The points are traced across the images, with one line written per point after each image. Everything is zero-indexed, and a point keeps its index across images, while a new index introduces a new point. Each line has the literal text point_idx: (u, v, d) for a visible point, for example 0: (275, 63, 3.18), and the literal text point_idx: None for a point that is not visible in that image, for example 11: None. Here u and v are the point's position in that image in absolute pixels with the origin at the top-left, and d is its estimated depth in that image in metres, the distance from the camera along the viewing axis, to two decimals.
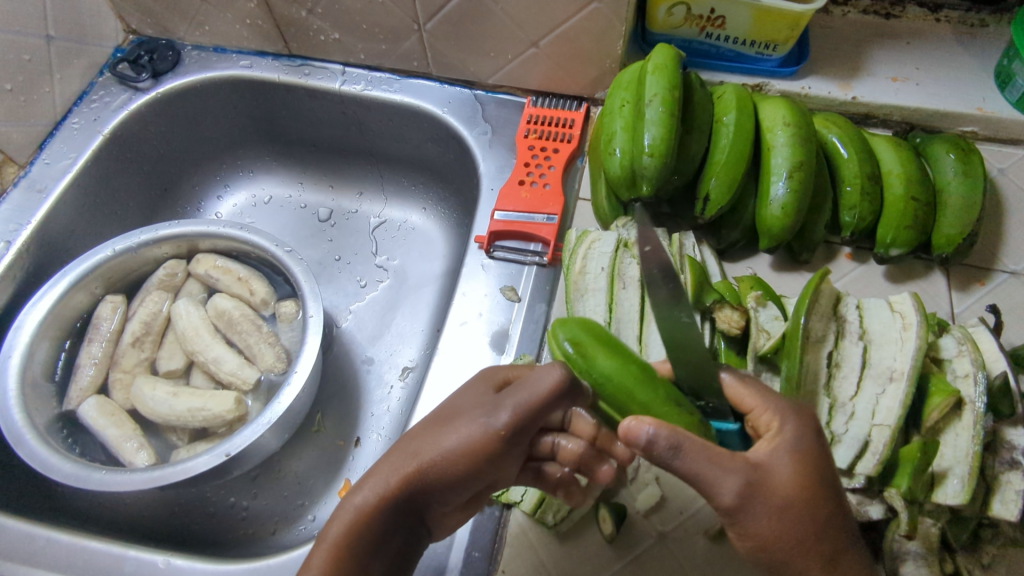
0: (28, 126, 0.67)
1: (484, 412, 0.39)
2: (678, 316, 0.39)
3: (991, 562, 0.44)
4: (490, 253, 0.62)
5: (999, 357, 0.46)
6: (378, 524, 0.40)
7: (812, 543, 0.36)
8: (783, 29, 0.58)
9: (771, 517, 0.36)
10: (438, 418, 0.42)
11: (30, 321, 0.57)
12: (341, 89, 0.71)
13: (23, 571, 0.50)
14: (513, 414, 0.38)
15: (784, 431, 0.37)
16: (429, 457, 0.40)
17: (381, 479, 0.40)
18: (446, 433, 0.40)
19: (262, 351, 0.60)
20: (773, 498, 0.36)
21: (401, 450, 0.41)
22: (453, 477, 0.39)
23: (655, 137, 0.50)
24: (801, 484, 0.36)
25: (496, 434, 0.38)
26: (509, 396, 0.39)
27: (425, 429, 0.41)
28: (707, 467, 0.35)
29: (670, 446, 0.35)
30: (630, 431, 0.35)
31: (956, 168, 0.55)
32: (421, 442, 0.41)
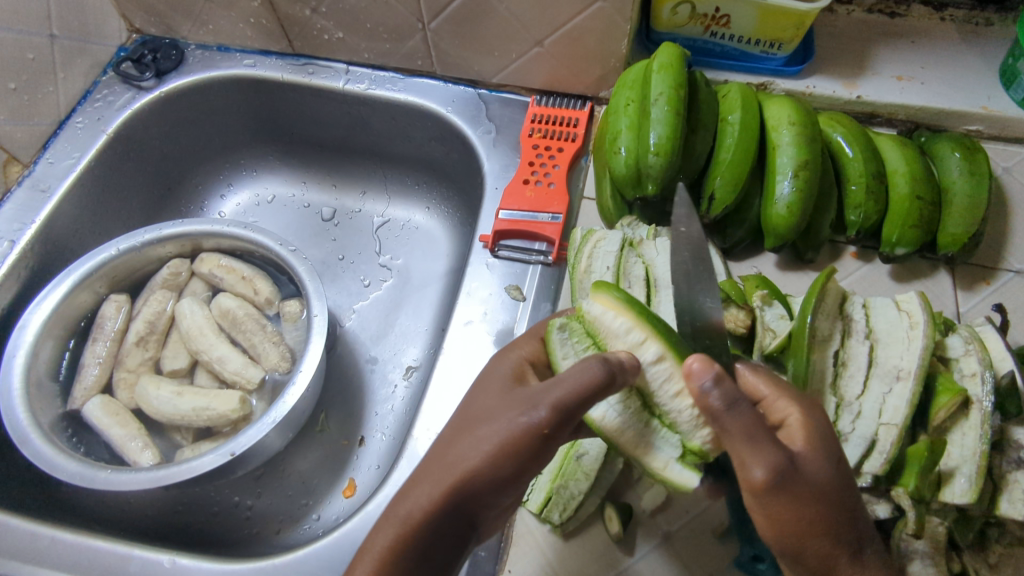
0: (32, 125, 0.66)
1: (521, 412, 0.38)
2: (701, 304, 0.39)
3: (998, 562, 0.44)
4: (494, 252, 0.62)
5: (1006, 356, 0.46)
6: (430, 532, 0.39)
7: (840, 526, 0.37)
8: (788, 28, 0.58)
9: (811, 491, 0.36)
10: (471, 420, 0.41)
11: (35, 320, 0.57)
12: (344, 88, 0.71)
13: (29, 570, 0.50)
14: (551, 411, 0.37)
15: (806, 413, 0.39)
16: (470, 462, 0.39)
17: (423, 491, 0.40)
18: (483, 436, 0.39)
19: (266, 350, 0.60)
20: (811, 473, 0.36)
21: (440, 458, 0.41)
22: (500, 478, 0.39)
23: (660, 136, 0.50)
24: (830, 465, 0.37)
25: (537, 431, 0.38)
26: (545, 393, 0.38)
27: (461, 434, 0.41)
28: (755, 432, 0.35)
29: (726, 401, 0.35)
30: (693, 370, 0.35)
31: (961, 168, 0.55)
32: (459, 450, 0.40)
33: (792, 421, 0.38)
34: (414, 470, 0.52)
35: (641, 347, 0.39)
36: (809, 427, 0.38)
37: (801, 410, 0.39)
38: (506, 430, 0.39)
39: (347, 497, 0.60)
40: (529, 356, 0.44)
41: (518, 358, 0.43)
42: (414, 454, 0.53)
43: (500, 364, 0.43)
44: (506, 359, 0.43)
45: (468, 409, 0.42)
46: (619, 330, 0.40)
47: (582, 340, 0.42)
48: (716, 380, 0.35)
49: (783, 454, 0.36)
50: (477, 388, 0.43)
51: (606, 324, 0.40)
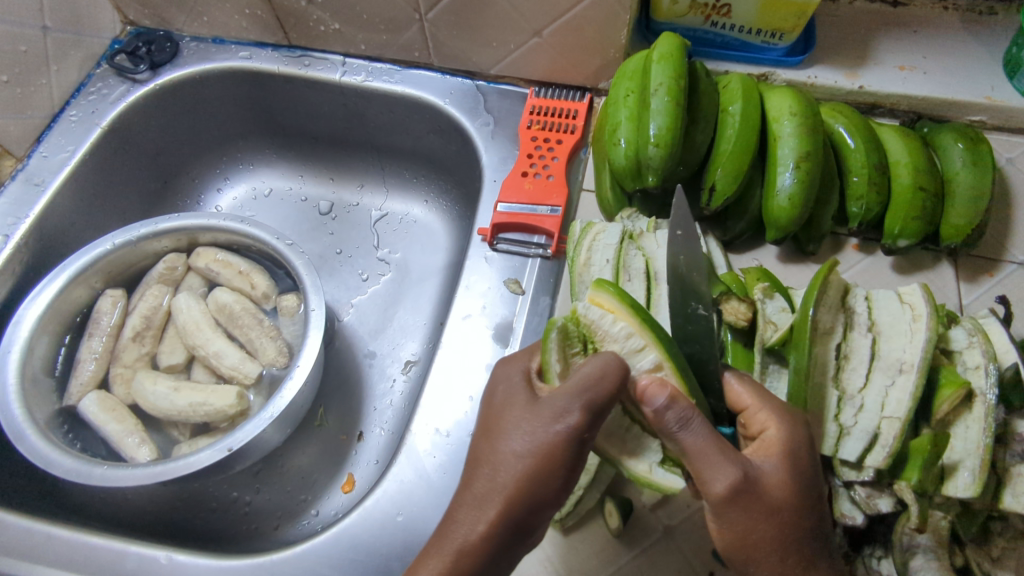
0: (25, 118, 0.66)
1: (551, 422, 0.38)
2: (693, 309, 0.41)
3: (1000, 555, 0.44)
4: (493, 245, 0.61)
5: (1010, 349, 0.45)
6: (488, 554, 0.39)
7: (791, 547, 0.38)
8: (790, 18, 0.57)
9: (761, 512, 0.37)
10: (498, 436, 0.40)
11: (29, 315, 0.57)
12: (341, 80, 0.70)
13: (25, 567, 0.49)
14: (578, 413, 0.38)
15: (780, 433, 0.38)
16: (509, 480, 0.39)
17: (469, 519, 0.40)
18: (517, 453, 0.39)
19: (264, 345, 0.60)
20: (766, 494, 0.37)
21: (478, 479, 0.40)
22: (549, 486, 0.39)
23: (661, 126, 0.49)
24: (791, 486, 0.38)
25: (573, 435, 0.38)
26: (570, 397, 0.38)
27: (490, 453, 0.41)
28: (706, 452, 0.36)
29: (679, 420, 0.36)
30: (647, 390, 0.36)
31: (964, 158, 0.55)
32: (494, 470, 0.40)
33: (765, 440, 0.38)
34: (413, 465, 0.52)
35: (637, 355, 0.40)
36: (782, 445, 0.38)
37: (776, 430, 0.38)
38: (541, 441, 0.39)
39: (346, 492, 0.59)
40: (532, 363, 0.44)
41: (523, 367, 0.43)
42: (414, 449, 0.53)
43: (508, 377, 0.43)
44: (513, 369, 0.43)
45: (492, 425, 0.41)
46: (618, 337, 0.40)
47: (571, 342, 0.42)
48: (670, 400, 0.36)
49: (738, 475, 0.36)
50: (491, 398, 0.43)
51: (604, 328, 0.41)
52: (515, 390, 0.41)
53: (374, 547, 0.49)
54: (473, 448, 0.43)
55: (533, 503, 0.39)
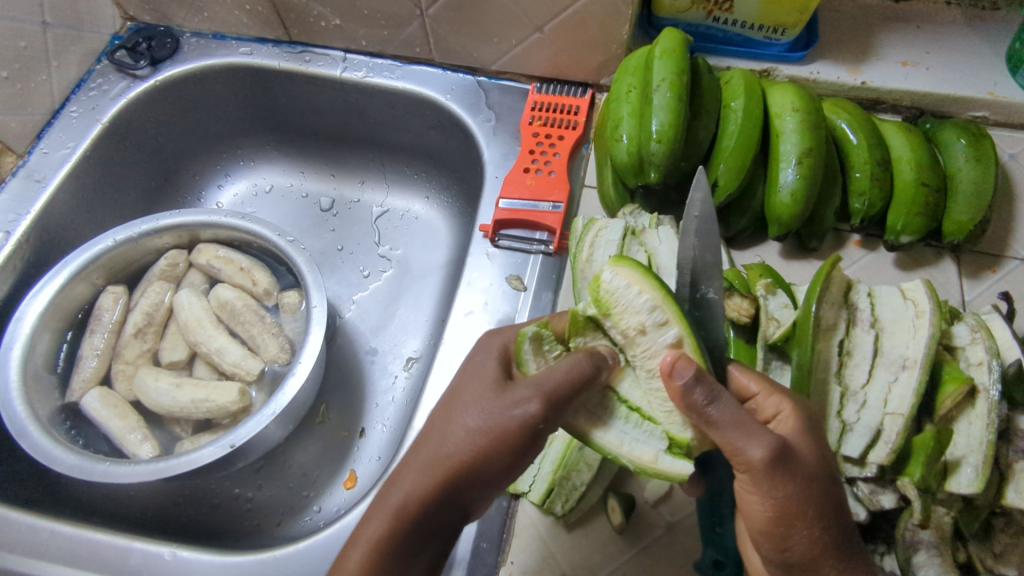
0: (26, 114, 0.66)
1: (510, 405, 0.38)
2: (701, 292, 0.39)
3: (1003, 551, 0.43)
4: (495, 241, 0.61)
5: (1012, 345, 0.46)
6: (422, 519, 0.40)
7: (830, 518, 0.36)
8: (793, 12, 0.57)
9: (803, 480, 0.36)
10: (456, 408, 0.40)
11: (31, 312, 0.57)
12: (342, 76, 0.70)
13: (29, 564, 0.49)
14: (538, 403, 0.37)
15: (795, 412, 0.38)
16: (457, 452, 0.39)
17: (412, 482, 0.40)
18: (470, 426, 0.39)
19: (265, 342, 0.60)
20: (803, 462, 0.36)
21: (427, 448, 0.40)
22: (492, 468, 0.39)
23: (663, 122, 0.49)
24: (819, 456, 0.37)
25: (527, 424, 0.37)
26: (532, 385, 0.37)
27: (447, 423, 0.40)
28: (745, 419, 0.35)
29: (708, 395, 0.35)
30: (675, 364, 0.35)
31: (967, 154, 0.55)
32: (446, 440, 0.40)
33: (782, 421, 0.38)
34: None
35: (660, 328, 0.38)
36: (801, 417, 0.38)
37: (790, 410, 0.38)
38: (495, 422, 0.38)
39: (348, 488, 0.59)
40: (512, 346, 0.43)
41: (502, 347, 0.43)
42: None
43: (483, 355, 0.43)
44: (493, 347, 0.43)
45: (454, 399, 0.41)
46: (641, 308, 0.38)
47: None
48: (698, 375, 0.35)
49: (778, 441, 0.35)
50: (468, 372, 0.42)
51: (624, 300, 0.38)
52: (487, 369, 0.41)
53: None
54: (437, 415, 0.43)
55: (474, 480, 0.39)
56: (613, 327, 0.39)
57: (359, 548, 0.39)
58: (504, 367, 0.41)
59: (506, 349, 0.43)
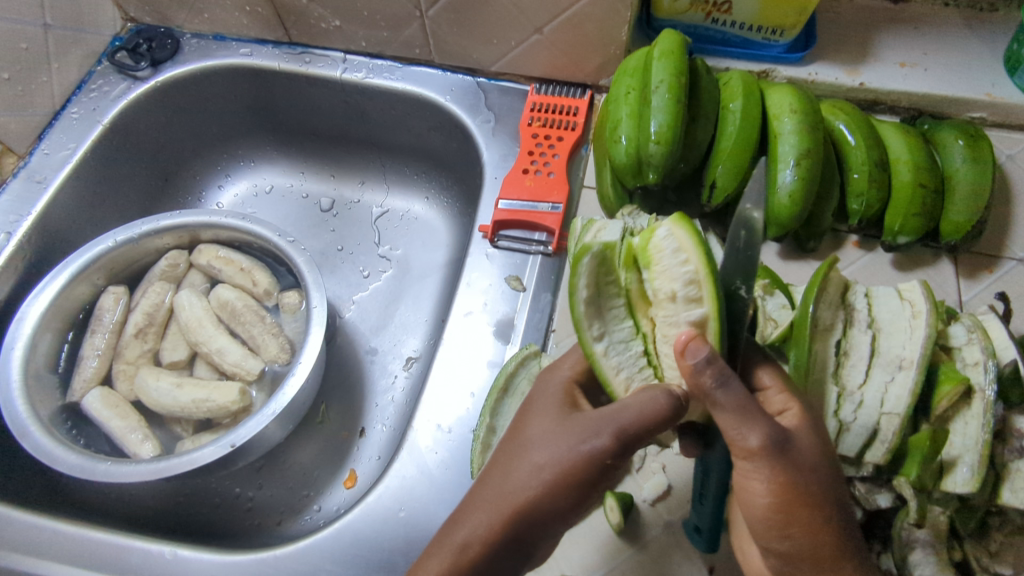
0: (27, 115, 0.66)
1: (581, 439, 0.38)
2: (735, 288, 0.38)
3: (998, 550, 0.44)
4: (494, 242, 0.61)
5: (1008, 345, 0.46)
6: (488, 559, 0.39)
7: (827, 511, 0.36)
8: (791, 13, 0.57)
9: (801, 470, 0.36)
10: (523, 444, 0.40)
11: (32, 313, 0.57)
12: (342, 77, 0.70)
13: (30, 563, 0.50)
14: (609, 437, 0.37)
15: (800, 409, 0.39)
16: (525, 490, 0.38)
17: (479, 520, 0.39)
18: (539, 463, 0.39)
19: (266, 342, 0.60)
20: (803, 453, 0.36)
21: (493, 484, 0.40)
22: (560, 504, 0.39)
23: (662, 124, 0.50)
24: (819, 452, 0.38)
25: (598, 459, 0.37)
26: (604, 418, 0.37)
27: (513, 459, 0.40)
28: (752, 405, 0.35)
29: (718, 377, 0.34)
30: (689, 347, 0.34)
31: (964, 155, 0.55)
32: (513, 477, 0.39)
33: (787, 417, 0.39)
34: (415, 461, 0.52)
35: (689, 304, 0.37)
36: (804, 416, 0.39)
37: (796, 409, 0.39)
38: (566, 458, 0.38)
39: (348, 488, 0.60)
40: (575, 378, 0.44)
41: (565, 381, 0.43)
42: (415, 445, 0.53)
43: (547, 391, 0.43)
44: (554, 382, 0.43)
45: (520, 434, 0.41)
46: (678, 276, 0.36)
47: (607, 268, 0.39)
48: (711, 358, 0.34)
49: (777, 430, 0.36)
50: (532, 408, 0.42)
51: (669, 261, 0.36)
52: (553, 403, 0.41)
53: (375, 542, 0.49)
54: (498, 450, 0.42)
55: (541, 517, 0.39)
56: (649, 279, 0.38)
57: None
58: (568, 401, 0.42)
59: (568, 382, 0.43)
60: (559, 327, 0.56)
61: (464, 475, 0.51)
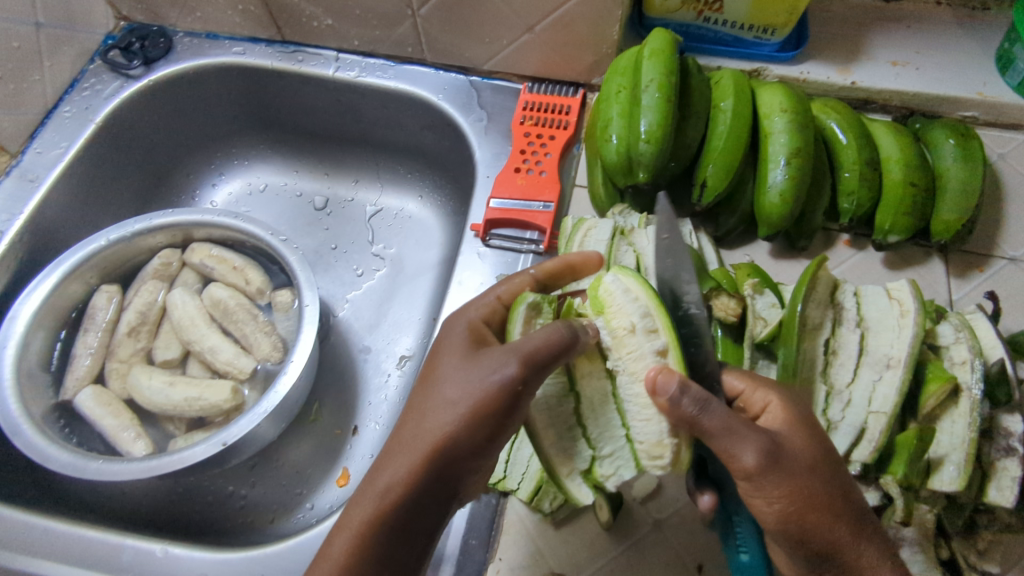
0: (19, 114, 0.66)
1: (490, 369, 0.37)
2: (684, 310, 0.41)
3: (986, 547, 0.45)
4: (486, 241, 0.61)
5: (996, 344, 0.46)
6: (410, 501, 0.38)
7: (833, 503, 0.37)
8: (781, 13, 0.57)
9: (799, 478, 0.36)
10: (436, 381, 0.40)
11: (25, 311, 0.57)
12: (335, 75, 0.70)
13: (21, 561, 0.50)
14: (516, 364, 0.37)
15: (783, 406, 0.39)
16: (444, 428, 0.38)
17: (395, 464, 0.38)
18: (453, 397, 0.38)
19: (258, 340, 0.60)
20: (795, 454, 0.37)
21: (408, 430, 0.39)
22: (476, 438, 0.38)
23: (652, 123, 0.50)
24: (812, 445, 0.38)
25: (506, 387, 0.37)
26: (509, 349, 0.37)
27: (428, 398, 0.40)
28: (738, 425, 0.36)
29: (697, 404, 0.35)
30: (658, 380, 0.36)
31: (955, 153, 0.55)
32: (428, 416, 0.39)
33: (770, 414, 0.39)
34: None
35: (649, 335, 0.39)
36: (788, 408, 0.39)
37: (778, 400, 0.39)
38: (478, 393, 0.38)
39: (342, 486, 0.60)
40: (484, 318, 0.43)
41: (472, 321, 0.42)
42: None
43: (452, 332, 0.42)
44: (461, 323, 0.43)
45: (431, 373, 0.41)
46: (633, 310, 0.40)
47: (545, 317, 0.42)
48: (682, 387, 0.35)
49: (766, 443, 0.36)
50: (439, 349, 0.42)
51: (620, 299, 0.40)
52: (458, 341, 0.41)
53: None
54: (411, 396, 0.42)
55: (461, 453, 0.38)
56: (605, 325, 0.41)
57: (347, 538, 0.38)
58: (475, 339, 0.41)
59: (477, 321, 0.43)
60: None
61: None
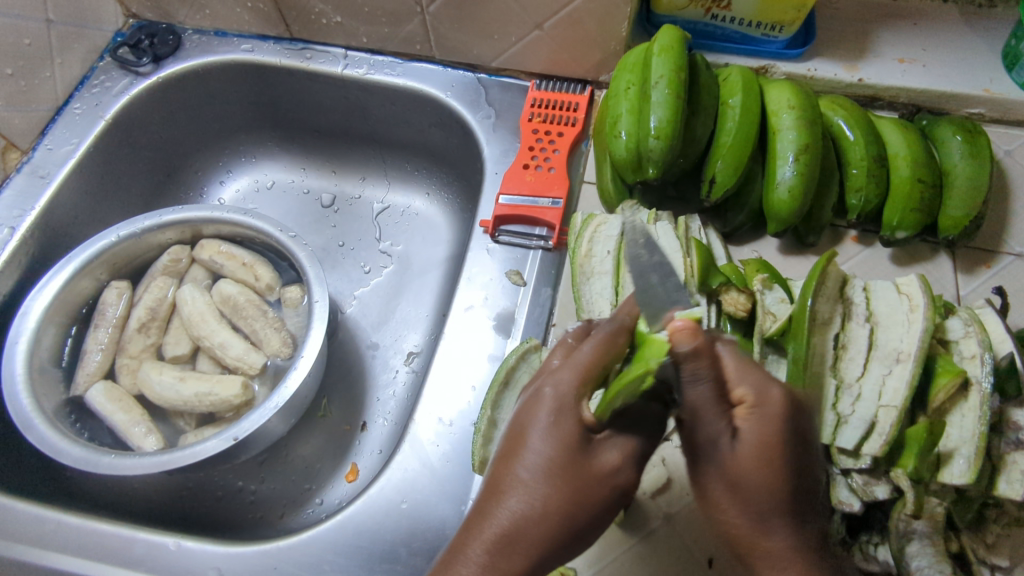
0: (30, 111, 0.66)
1: (606, 465, 0.37)
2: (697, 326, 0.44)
3: (994, 541, 0.45)
4: (495, 237, 0.62)
5: (1005, 339, 0.46)
6: None
7: (752, 514, 0.35)
8: (789, 10, 0.57)
9: (721, 477, 0.35)
10: (539, 470, 0.36)
11: (36, 307, 0.57)
12: (343, 72, 0.70)
13: (35, 554, 0.50)
14: (630, 462, 0.37)
15: (760, 407, 0.34)
16: (556, 527, 0.36)
17: (491, 563, 0.35)
18: (566, 495, 0.36)
19: (268, 336, 0.61)
20: (733, 461, 0.35)
21: (509, 522, 0.36)
22: (581, 536, 0.37)
23: (661, 119, 0.50)
24: (762, 458, 0.34)
25: (621, 486, 0.37)
26: (619, 443, 0.37)
27: (532, 488, 0.36)
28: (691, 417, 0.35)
29: (691, 374, 0.33)
30: (676, 335, 0.33)
31: (962, 151, 0.55)
32: (539, 512, 0.36)
33: (743, 410, 0.35)
34: (416, 454, 0.53)
35: None
36: (761, 414, 0.34)
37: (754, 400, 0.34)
38: (595, 490, 0.36)
39: (350, 481, 0.60)
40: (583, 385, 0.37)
41: (570, 395, 0.37)
42: (416, 439, 0.53)
43: (554, 416, 0.37)
44: (559, 398, 0.37)
45: (535, 457, 0.37)
46: None
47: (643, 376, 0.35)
48: (692, 352, 0.33)
49: (706, 440, 0.35)
50: (530, 434, 0.37)
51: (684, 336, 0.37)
52: (564, 424, 0.37)
53: (378, 533, 0.50)
54: (494, 482, 0.38)
55: (561, 555, 0.37)
56: None
57: None
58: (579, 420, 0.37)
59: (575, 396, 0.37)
60: (559, 321, 0.56)
61: (467, 468, 0.52)
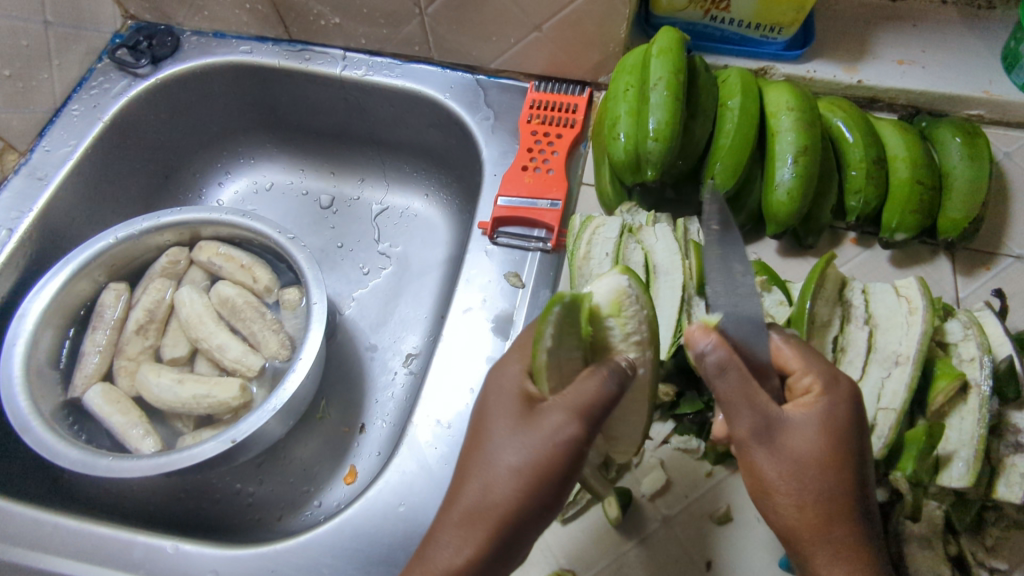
0: (28, 113, 0.66)
1: (551, 430, 0.37)
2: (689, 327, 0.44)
3: (994, 544, 0.45)
4: (493, 239, 0.61)
5: (1005, 341, 0.46)
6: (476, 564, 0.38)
7: (811, 498, 0.37)
8: (788, 12, 0.57)
9: (778, 460, 0.37)
10: (484, 442, 0.39)
11: (34, 309, 0.57)
12: (342, 74, 0.70)
13: (32, 557, 0.50)
14: (578, 422, 0.37)
15: (823, 398, 0.37)
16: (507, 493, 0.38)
17: (455, 533, 0.39)
18: (513, 463, 0.38)
19: (266, 338, 0.61)
20: (792, 445, 0.37)
21: (466, 494, 0.39)
22: (541, 500, 0.38)
23: (660, 121, 0.50)
24: (824, 442, 0.37)
25: (571, 447, 0.37)
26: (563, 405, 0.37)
27: (482, 459, 0.39)
28: (736, 399, 0.37)
29: (717, 367, 0.36)
30: (692, 334, 0.37)
31: (962, 152, 0.55)
32: (488, 483, 0.38)
33: (804, 401, 0.38)
34: (415, 456, 0.53)
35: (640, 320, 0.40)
36: (824, 403, 0.37)
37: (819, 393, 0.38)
38: (542, 455, 0.37)
39: (348, 483, 0.60)
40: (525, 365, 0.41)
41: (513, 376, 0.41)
42: (415, 441, 0.53)
43: (495, 393, 0.41)
44: (504, 375, 0.41)
45: (483, 430, 0.40)
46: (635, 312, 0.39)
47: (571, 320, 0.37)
48: (714, 346, 0.36)
49: (757, 422, 0.37)
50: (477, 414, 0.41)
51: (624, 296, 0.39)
52: (504, 399, 0.40)
53: (376, 536, 0.50)
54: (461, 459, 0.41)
55: (532, 521, 0.39)
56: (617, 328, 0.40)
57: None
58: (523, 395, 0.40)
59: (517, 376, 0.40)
60: None
61: None
